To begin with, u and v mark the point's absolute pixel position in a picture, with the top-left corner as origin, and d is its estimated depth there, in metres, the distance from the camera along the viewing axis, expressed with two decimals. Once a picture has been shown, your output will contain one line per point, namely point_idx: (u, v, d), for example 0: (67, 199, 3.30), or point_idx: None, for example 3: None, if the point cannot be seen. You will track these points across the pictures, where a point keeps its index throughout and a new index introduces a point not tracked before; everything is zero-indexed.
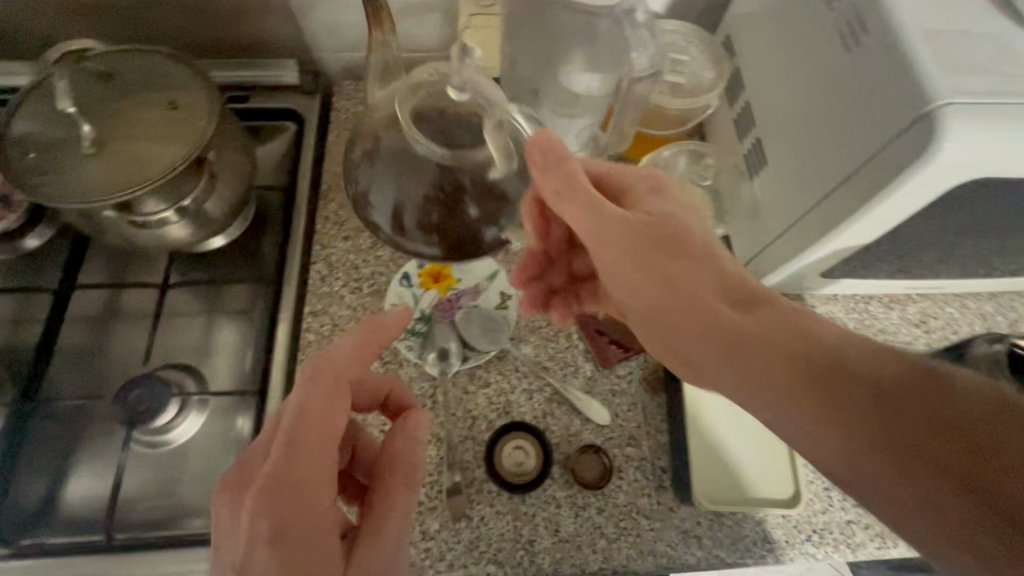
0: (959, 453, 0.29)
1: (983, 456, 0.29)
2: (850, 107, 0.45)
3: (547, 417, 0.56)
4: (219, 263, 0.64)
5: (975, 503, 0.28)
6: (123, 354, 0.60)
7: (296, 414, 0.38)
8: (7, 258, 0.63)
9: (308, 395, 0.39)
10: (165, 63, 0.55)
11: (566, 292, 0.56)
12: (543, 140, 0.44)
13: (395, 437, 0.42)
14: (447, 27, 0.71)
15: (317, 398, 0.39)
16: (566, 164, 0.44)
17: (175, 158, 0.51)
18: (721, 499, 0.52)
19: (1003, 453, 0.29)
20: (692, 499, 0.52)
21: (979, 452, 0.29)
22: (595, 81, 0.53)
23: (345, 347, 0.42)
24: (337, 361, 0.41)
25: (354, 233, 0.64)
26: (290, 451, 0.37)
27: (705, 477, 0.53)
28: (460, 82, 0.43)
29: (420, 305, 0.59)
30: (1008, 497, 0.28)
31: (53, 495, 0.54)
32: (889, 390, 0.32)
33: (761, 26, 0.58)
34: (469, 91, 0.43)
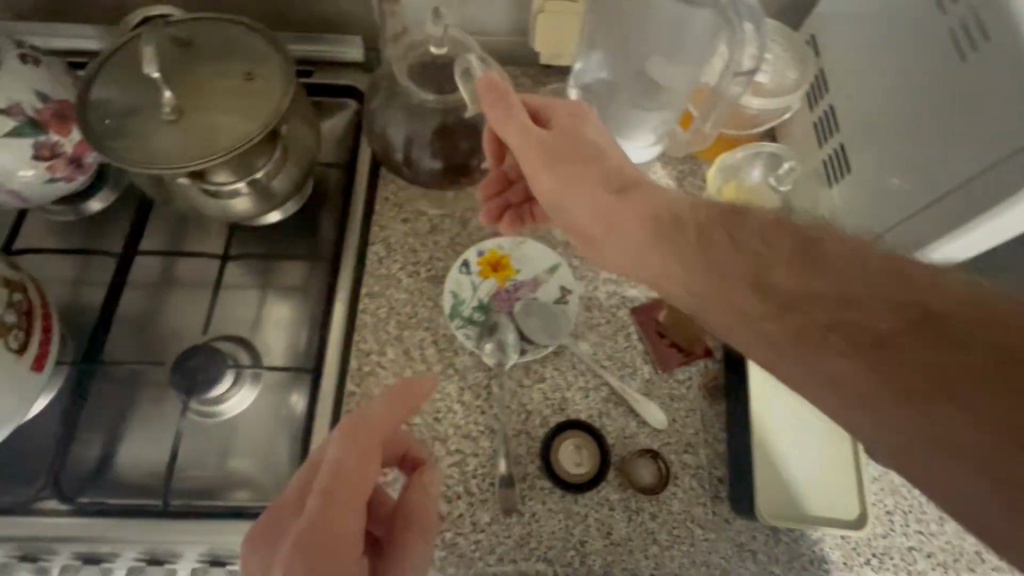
0: (871, 328, 0.31)
1: (892, 326, 0.31)
2: (963, 116, 0.43)
3: (603, 417, 0.54)
4: (277, 238, 0.64)
5: (902, 376, 0.29)
6: (179, 322, 0.60)
7: (334, 470, 0.39)
8: (70, 219, 0.64)
9: (342, 457, 0.39)
10: (245, 35, 0.55)
11: (521, 208, 0.59)
12: (486, 79, 0.48)
13: (417, 496, 0.43)
14: (516, 10, 0.69)
15: (351, 460, 0.39)
16: (507, 99, 0.48)
17: (251, 130, 0.50)
18: (782, 513, 0.51)
19: (916, 319, 0.30)
20: (754, 511, 0.51)
21: (890, 323, 0.31)
22: (684, 76, 0.52)
23: (379, 404, 0.41)
24: (372, 423, 0.41)
25: (413, 216, 0.63)
26: (324, 506, 0.37)
27: (766, 491, 0.51)
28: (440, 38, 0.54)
29: (478, 293, 0.58)
30: (918, 362, 0.29)
31: (110, 457, 0.55)
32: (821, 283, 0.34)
33: (851, 26, 0.55)
34: (447, 45, 0.55)
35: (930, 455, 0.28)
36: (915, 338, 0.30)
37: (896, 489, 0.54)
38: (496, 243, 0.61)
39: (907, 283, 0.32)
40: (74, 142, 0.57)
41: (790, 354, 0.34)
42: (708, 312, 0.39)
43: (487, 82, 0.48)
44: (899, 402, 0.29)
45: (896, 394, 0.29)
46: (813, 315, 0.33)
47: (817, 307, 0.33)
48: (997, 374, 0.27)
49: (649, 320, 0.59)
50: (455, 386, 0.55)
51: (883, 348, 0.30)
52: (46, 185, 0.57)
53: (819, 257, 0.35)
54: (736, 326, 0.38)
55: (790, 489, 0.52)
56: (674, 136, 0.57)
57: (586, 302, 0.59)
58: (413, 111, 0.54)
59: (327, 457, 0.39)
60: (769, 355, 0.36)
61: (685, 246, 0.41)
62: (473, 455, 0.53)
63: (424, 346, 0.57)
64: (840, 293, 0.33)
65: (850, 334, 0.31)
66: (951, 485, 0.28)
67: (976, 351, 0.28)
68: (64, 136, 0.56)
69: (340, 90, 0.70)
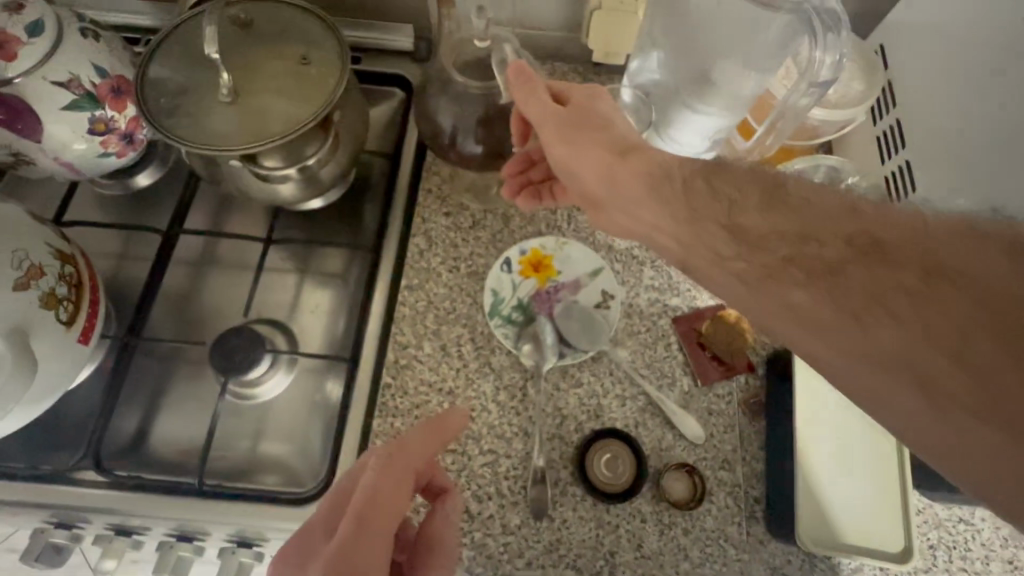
0: (839, 265, 0.34)
1: (876, 257, 0.32)
2: None
3: (639, 427, 0.53)
4: (317, 224, 0.64)
5: (869, 309, 0.32)
6: (219, 302, 0.61)
7: (368, 497, 0.38)
8: (121, 194, 0.65)
9: (376, 485, 0.38)
10: (303, 19, 0.55)
11: (543, 185, 0.58)
12: (516, 69, 0.49)
13: (440, 526, 0.41)
14: (571, 6, 0.68)
15: (385, 488, 0.38)
16: (532, 84, 0.49)
17: (306, 116, 0.50)
18: (825, 541, 0.49)
19: (900, 247, 0.31)
20: (795, 537, 0.49)
21: (872, 256, 0.33)
22: (750, 81, 0.50)
23: (416, 435, 0.41)
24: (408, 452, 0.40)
25: (455, 210, 0.62)
26: (354, 533, 0.36)
27: (808, 515, 0.50)
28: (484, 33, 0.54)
29: (518, 293, 0.58)
30: (890, 288, 0.31)
31: (148, 431, 0.55)
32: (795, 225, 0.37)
33: (926, 38, 0.53)
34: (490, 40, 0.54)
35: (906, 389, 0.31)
36: (858, 266, 0.33)
37: (940, 523, 0.52)
38: (538, 242, 0.60)
39: (852, 215, 0.35)
40: (129, 117, 0.57)
41: (757, 292, 0.38)
42: (694, 257, 0.43)
43: (518, 67, 0.50)
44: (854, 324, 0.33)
45: (844, 317, 0.33)
46: (777, 254, 0.37)
47: (781, 246, 0.37)
48: (922, 289, 0.31)
49: (690, 332, 0.57)
50: (490, 385, 0.55)
51: (832, 278, 0.34)
52: (100, 159, 0.58)
53: (782, 198, 0.38)
54: (714, 271, 0.41)
55: (834, 515, 0.50)
56: (733, 145, 0.56)
57: (627, 309, 0.58)
58: (467, 104, 0.53)
59: (361, 486, 0.38)
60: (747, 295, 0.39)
61: (672, 192, 0.43)
62: (505, 456, 0.52)
63: (460, 342, 0.56)
64: (799, 231, 0.36)
65: (804, 268, 0.35)
66: (886, 387, 0.33)
67: (910, 271, 0.31)
68: (120, 112, 0.56)
69: (388, 77, 0.69)
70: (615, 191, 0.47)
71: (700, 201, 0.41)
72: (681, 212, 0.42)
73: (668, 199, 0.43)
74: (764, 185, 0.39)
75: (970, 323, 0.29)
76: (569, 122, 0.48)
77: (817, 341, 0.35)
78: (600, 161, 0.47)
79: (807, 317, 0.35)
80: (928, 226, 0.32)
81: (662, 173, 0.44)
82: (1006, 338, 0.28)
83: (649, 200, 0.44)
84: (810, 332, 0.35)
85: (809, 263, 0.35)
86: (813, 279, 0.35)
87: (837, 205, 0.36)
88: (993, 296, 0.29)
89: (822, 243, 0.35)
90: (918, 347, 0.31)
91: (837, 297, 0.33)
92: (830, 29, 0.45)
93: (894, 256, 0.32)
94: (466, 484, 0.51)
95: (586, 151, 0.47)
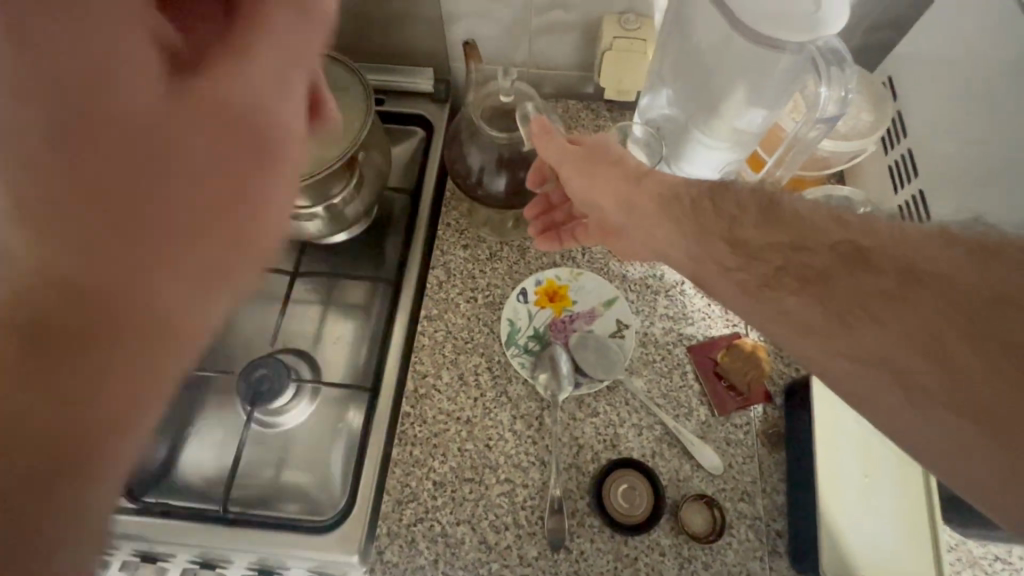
0: (837, 271, 0.35)
1: (865, 265, 0.34)
2: None
3: (656, 457, 0.53)
4: (342, 257, 0.66)
5: (869, 321, 0.33)
6: (247, 332, 0.63)
7: None
8: None
9: None
10: (331, 68, 0.58)
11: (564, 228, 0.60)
12: (536, 122, 0.52)
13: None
14: (583, 47, 0.71)
15: None
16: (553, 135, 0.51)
17: (331, 157, 0.53)
18: None
19: (885, 257, 0.33)
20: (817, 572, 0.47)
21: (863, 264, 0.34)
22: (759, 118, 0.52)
23: None
24: None
25: (473, 243, 0.64)
26: None
27: (838, 549, 0.48)
28: (509, 89, 0.56)
29: (534, 323, 0.59)
30: (877, 299, 0.33)
31: (175, 459, 0.57)
32: (800, 229, 0.37)
33: (933, 73, 0.54)
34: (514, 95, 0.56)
35: (896, 395, 0.32)
36: (846, 275, 0.34)
37: (975, 561, 0.50)
38: (554, 273, 0.61)
39: (838, 228, 0.36)
40: None
41: (755, 300, 0.39)
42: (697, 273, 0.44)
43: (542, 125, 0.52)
44: (841, 328, 0.34)
45: (834, 321, 0.34)
46: (771, 262, 0.38)
47: (777, 256, 0.38)
48: (899, 294, 0.32)
49: (706, 361, 0.57)
50: (507, 414, 0.55)
51: (822, 285, 0.35)
52: None
53: (776, 213, 0.39)
54: (718, 282, 0.42)
55: (865, 555, 0.48)
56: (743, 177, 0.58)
57: (642, 338, 0.59)
58: (483, 144, 0.56)
59: None
60: (744, 301, 0.40)
61: (681, 207, 0.45)
62: (522, 485, 0.52)
63: (478, 372, 0.57)
64: (793, 240, 0.37)
65: (797, 275, 0.36)
66: (878, 392, 0.33)
67: (889, 276, 0.33)
68: None
69: (410, 118, 0.73)
70: (631, 211, 0.48)
71: (706, 217, 0.43)
72: (690, 226, 0.44)
73: (678, 214, 0.45)
74: (762, 203, 0.40)
75: (949, 330, 0.30)
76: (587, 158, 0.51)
77: (815, 351, 0.35)
78: (616, 189, 0.49)
79: (804, 320, 0.35)
80: (908, 236, 0.34)
81: (672, 187, 0.47)
82: (985, 346, 0.29)
83: (653, 216, 0.47)
84: (804, 339, 0.36)
85: (802, 271, 0.36)
86: (808, 285, 0.36)
87: (829, 222, 0.37)
88: (965, 301, 0.30)
89: (814, 252, 0.36)
90: (906, 351, 0.31)
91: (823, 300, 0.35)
92: (833, 64, 0.46)
93: (880, 267, 0.33)
94: (484, 514, 0.51)
95: (602, 181, 0.50)
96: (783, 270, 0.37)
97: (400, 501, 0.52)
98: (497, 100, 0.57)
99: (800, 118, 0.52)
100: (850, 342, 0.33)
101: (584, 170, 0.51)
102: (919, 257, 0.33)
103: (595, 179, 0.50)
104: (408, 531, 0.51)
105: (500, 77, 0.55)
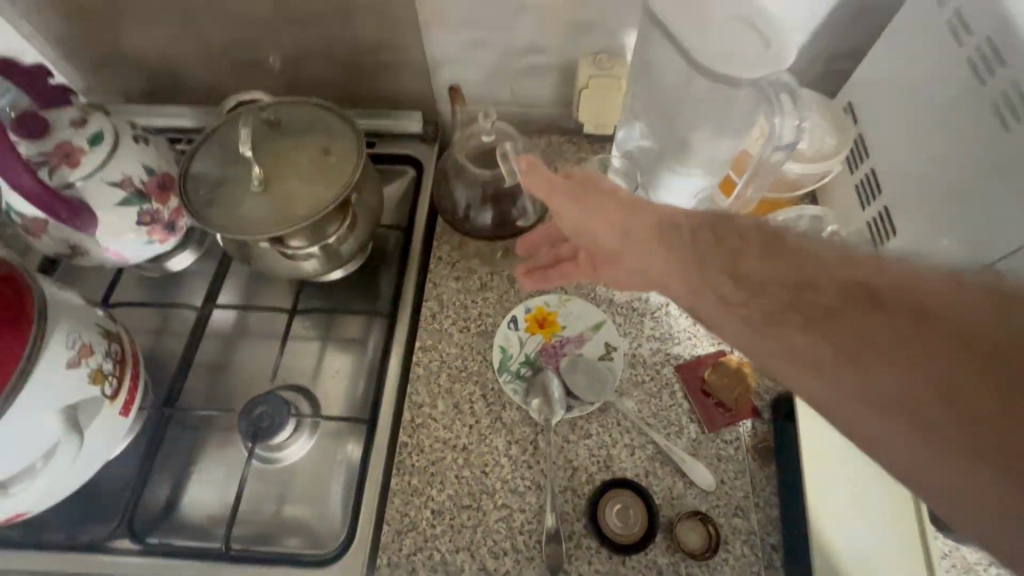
0: (843, 306, 0.31)
1: (872, 302, 0.30)
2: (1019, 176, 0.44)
3: (649, 476, 0.54)
4: (339, 294, 0.69)
5: (883, 363, 0.29)
6: (248, 369, 0.65)
7: None
8: (159, 275, 0.71)
9: None
10: (325, 116, 0.62)
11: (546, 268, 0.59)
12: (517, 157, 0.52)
13: None
14: (562, 85, 0.75)
15: None
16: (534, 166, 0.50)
17: (326, 200, 0.56)
18: None
19: (893, 294, 0.30)
20: None
21: (870, 301, 0.30)
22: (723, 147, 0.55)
23: None
24: None
25: (464, 274, 0.67)
26: None
27: (831, 560, 0.49)
28: (490, 129, 0.59)
29: (526, 350, 0.61)
30: (887, 340, 0.29)
31: (178, 498, 0.58)
32: (801, 260, 0.33)
33: (888, 96, 0.57)
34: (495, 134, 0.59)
35: (913, 442, 0.29)
36: (853, 312, 0.30)
37: (971, 568, 0.51)
38: (542, 300, 0.64)
39: (842, 260, 0.32)
40: (171, 208, 0.65)
41: (762, 338, 0.35)
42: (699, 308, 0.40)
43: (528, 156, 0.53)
44: (852, 370, 0.30)
45: (844, 362, 0.30)
46: (777, 298, 0.34)
47: (782, 292, 0.33)
48: (914, 336, 0.28)
49: (694, 379, 0.59)
50: (502, 440, 0.57)
51: (828, 324, 0.31)
52: (145, 245, 0.64)
53: (779, 244, 0.35)
54: (721, 317, 0.38)
55: (859, 562, 0.49)
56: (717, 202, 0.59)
57: (630, 359, 0.61)
58: (468, 181, 0.59)
59: None
60: (750, 338, 0.36)
61: (673, 239, 0.41)
62: (519, 510, 0.53)
63: (472, 400, 0.59)
64: (794, 273, 0.33)
65: (803, 312, 0.32)
66: (894, 438, 0.30)
67: (902, 318, 0.29)
68: (163, 205, 0.64)
69: (401, 158, 0.77)
70: (629, 243, 0.44)
71: (703, 248, 0.38)
72: (686, 257, 0.39)
73: (672, 244, 0.40)
74: (764, 233, 0.36)
75: (968, 378, 0.27)
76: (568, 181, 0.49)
77: (827, 390, 0.32)
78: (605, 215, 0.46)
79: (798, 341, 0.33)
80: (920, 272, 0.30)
81: (665, 214, 0.42)
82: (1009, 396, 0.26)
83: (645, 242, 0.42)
84: (815, 379, 0.32)
85: (807, 308, 0.32)
86: (813, 322, 0.32)
87: (834, 250, 0.33)
88: (987, 344, 0.27)
89: (819, 288, 0.32)
90: (922, 392, 0.28)
91: (828, 340, 0.31)
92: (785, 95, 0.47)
93: (889, 301, 0.29)
94: (482, 541, 0.52)
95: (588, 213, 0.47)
96: (785, 305, 0.33)
97: (400, 531, 0.53)
98: (478, 141, 0.59)
99: (762, 142, 0.52)
100: (865, 384, 0.30)
101: (567, 201, 0.48)
102: (936, 293, 0.29)
103: (580, 209, 0.47)
104: (408, 561, 0.52)
105: (481, 118, 0.58)
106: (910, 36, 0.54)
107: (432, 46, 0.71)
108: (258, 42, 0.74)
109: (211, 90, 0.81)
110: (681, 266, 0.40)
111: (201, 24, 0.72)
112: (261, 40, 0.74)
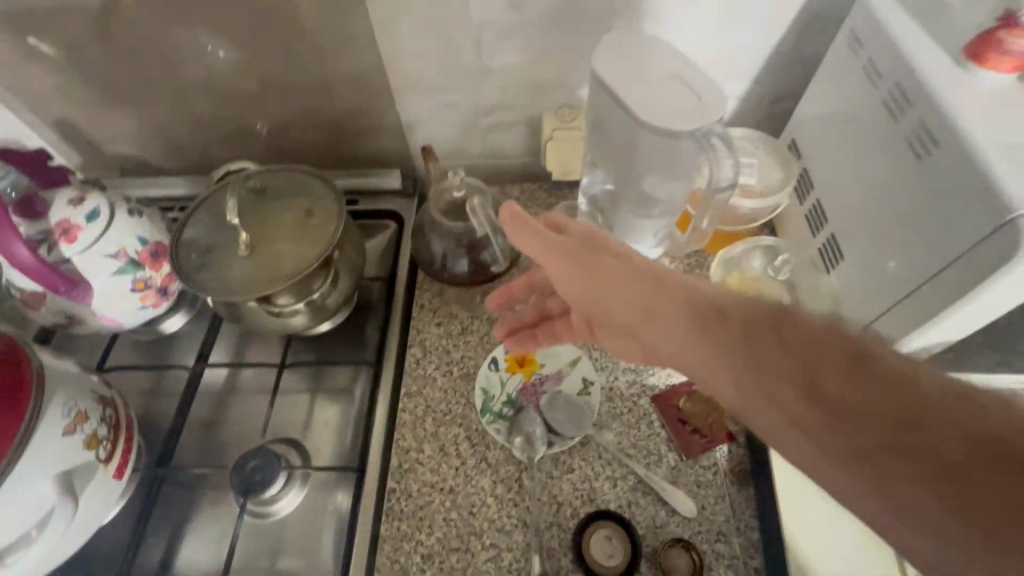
0: (938, 438, 0.30)
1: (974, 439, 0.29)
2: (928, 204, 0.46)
3: (632, 507, 0.56)
4: (326, 345, 0.71)
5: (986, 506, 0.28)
6: (239, 424, 0.67)
7: None
8: (150, 337, 0.74)
9: None
10: (307, 181, 0.67)
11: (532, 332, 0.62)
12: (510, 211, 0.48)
13: None
14: (529, 136, 0.81)
15: None
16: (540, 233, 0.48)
17: (309, 258, 0.60)
18: None
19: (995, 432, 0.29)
20: None
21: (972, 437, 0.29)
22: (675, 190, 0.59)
23: None
24: None
25: (446, 319, 0.70)
26: None
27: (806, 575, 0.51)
28: (459, 184, 0.62)
29: (507, 389, 0.64)
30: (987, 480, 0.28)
31: (172, 559, 0.59)
32: (885, 376, 0.33)
33: (823, 131, 0.62)
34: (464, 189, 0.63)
35: None
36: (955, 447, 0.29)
37: None
38: None
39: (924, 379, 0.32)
40: (163, 274, 0.68)
41: (826, 450, 0.34)
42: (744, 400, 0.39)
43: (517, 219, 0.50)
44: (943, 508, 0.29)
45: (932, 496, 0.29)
46: (857, 412, 0.33)
47: (864, 407, 0.32)
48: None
49: (669, 407, 0.61)
50: (488, 480, 0.58)
51: (919, 454, 0.30)
52: (139, 311, 0.68)
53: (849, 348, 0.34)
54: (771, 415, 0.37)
55: None
56: (674, 238, 0.65)
57: (608, 393, 0.63)
58: (442, 233, 0.63)
59: None
60: (801, 444, 0.35)
61: (721, 327, 0.40)
62: (507, 549, 0.54)
63: (458, 442, 0.61)
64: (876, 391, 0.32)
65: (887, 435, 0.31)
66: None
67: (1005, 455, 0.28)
68: (156, 271, 0.67)
69: (382, 212, 0.82)
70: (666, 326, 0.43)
71: (754, 336, 0.38)
72: (733, 348, 0.38)
73: (720, 333, 0.39)
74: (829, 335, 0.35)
75: None
76: (576, 258, 0.47)
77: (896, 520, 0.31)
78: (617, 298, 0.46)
79: (813, 423, 0.34)
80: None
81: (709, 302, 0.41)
82: None
83: (677, 321, 0.42)
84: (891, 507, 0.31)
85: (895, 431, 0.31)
86: (896, 447, 0.31)
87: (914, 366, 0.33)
88: None
89: (907, 409, 0.31)
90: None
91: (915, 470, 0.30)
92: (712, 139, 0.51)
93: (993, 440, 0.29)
94: None
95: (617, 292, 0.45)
96: (864, 425, 0.32)
97: None
98: (449, 196, 0.63)
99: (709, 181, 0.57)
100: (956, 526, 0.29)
101: (591, 277, 0.47)
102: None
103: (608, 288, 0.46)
104: None
105: (449, 175, 0.62)
106: (834, 82, 0.59)
107: (406, 109, 0.77)
108: (245, 114, 0.80)
109: (201, 159, 0.86)
110: (728, 357, 0.39)
111: (191, 101, 0.78)
112: (248, 112, 0.79)
